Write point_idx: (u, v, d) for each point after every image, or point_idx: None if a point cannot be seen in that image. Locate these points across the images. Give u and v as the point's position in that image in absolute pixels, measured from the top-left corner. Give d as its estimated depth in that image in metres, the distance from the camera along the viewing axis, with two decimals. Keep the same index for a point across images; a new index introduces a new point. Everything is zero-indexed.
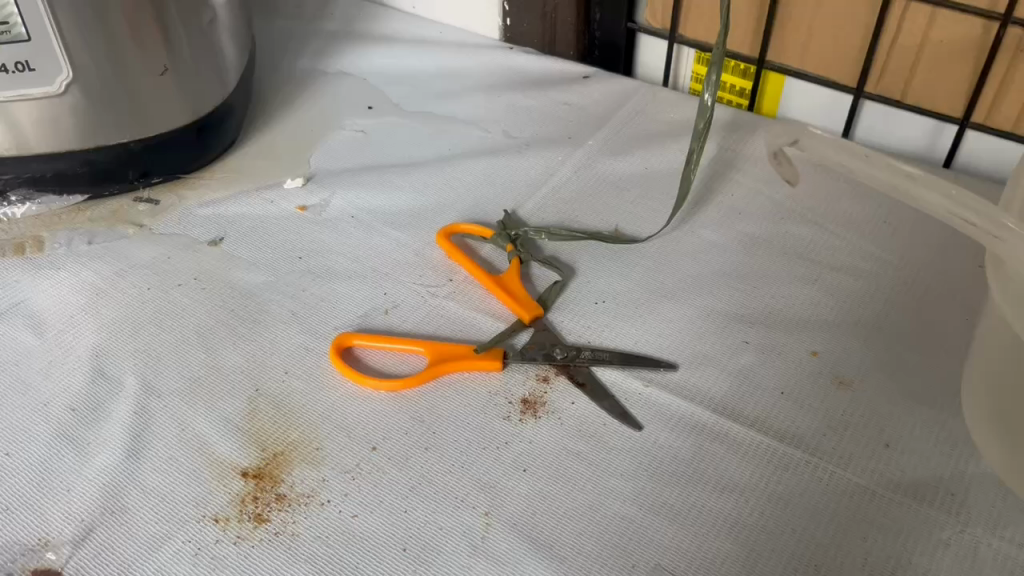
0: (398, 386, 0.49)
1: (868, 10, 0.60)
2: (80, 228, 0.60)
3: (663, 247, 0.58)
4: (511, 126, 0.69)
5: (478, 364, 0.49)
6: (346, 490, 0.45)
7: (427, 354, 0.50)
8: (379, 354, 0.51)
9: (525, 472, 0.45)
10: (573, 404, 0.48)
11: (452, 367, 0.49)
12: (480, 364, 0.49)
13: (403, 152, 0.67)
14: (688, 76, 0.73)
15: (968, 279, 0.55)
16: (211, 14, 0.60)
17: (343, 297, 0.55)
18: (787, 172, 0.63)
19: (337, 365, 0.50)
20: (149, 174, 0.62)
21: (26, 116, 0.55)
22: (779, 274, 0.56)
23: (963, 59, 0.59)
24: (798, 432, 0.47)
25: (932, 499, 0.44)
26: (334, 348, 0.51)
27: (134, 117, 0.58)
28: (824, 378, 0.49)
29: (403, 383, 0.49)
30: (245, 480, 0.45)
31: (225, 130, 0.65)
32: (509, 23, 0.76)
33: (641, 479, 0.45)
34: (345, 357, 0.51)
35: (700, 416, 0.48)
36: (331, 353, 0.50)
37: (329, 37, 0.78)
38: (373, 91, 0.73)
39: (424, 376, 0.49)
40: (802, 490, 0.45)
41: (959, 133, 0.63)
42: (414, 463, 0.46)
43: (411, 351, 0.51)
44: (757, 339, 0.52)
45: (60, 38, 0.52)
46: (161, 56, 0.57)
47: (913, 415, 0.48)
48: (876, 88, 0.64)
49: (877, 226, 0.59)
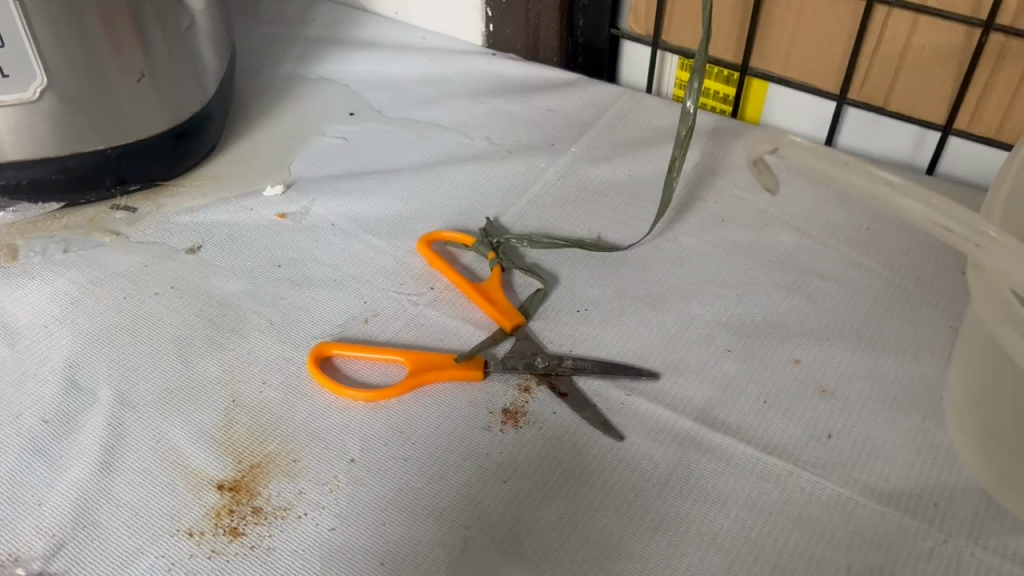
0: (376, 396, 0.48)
1: (849, 16, 0.60)
2: (56, 236, 0.59)
3: (645, 255, 0.58)
4: (494, 133, 0.68)
5: (458, 374, 0.49)
6: (324, 502, 0.44)
7: (407, 364, 0.50)
8: (355, 365, 0.51)
9: (505, 483, 0.45)
10: (555, 413, 0.48)
11: (431, 377, 0.49)
12: (460, 373, 0.49)
13: (384, 159, 0.66)
14: (671, 83, 0.72)
15: (951, 286, 0.54)
16: (188, 19, 0.59)
17: (322, 306, 0.54)
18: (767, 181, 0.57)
19: (316, 375, 0.49)
20: (126, 181, 0.61)
21: (3, 123, 0.54)
22: (762, 282, 0.55)
23: (946, 66, 0.59)
24: (780, 442, 0.47)
25: (915, 509, 0.43)
26: (312, 359, 0.50)
27: (111, 124, 0.57)
28: (806, 385, 0.49)
29: (381, 392, 0.48)
30: (220, 492, 0.44)
31: (204, 137, 0.64)
32: (493, 29, 0.76)
33: (623, 489, 0.45)
34: (324, 367, 0.50)
35: (682, 426, 0.47)
36: (310, 365, 0.50)
37: (311, 43, 0.78)
38: (354, 97, 0.72)
39: (403, 387, 0.48)
40: (785, 500, 0.44)
41: (942, 139, 0.63)
42: (393, 474, 0.45)
43: (389, 361, 0.50)
44: (739, 347, 0.51)
45: (34, 45, 0.52)
46: (137, 62, 0.56)
47: (895, 423, 0.47)
48: (859, 95, 0.64)
49: (860, 233, 0.58)
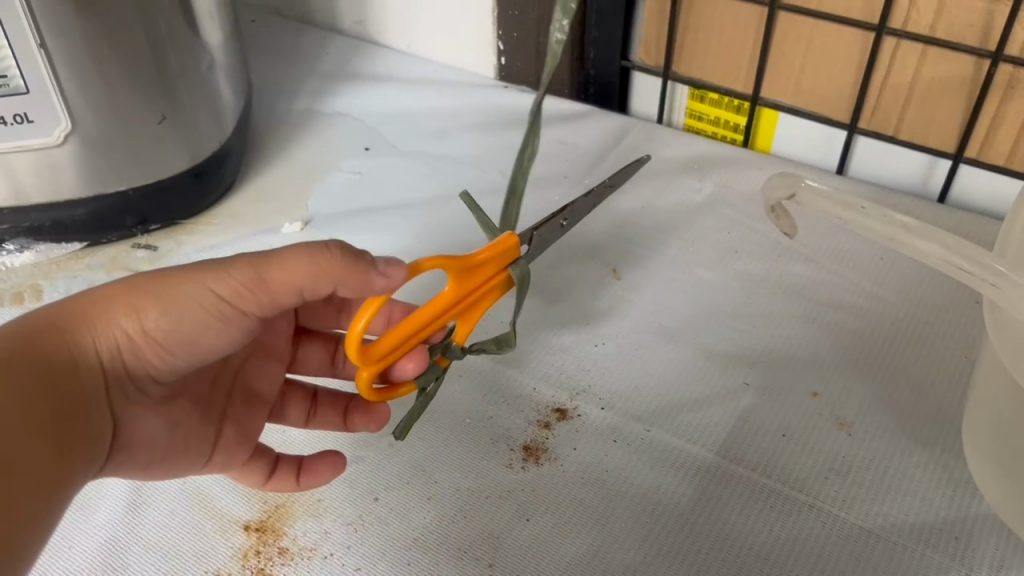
0: (455, 272, 0.40)
1: (860, 47, 0.61)
2: (78, 275, 0.60)
3: (660, 288, 0.58)
4: (507, 166, 0.69)
5: (502, 251, 0.42)
6: (348, 542, 0.45)
7: (463, 334, 0.43)
8: (405, 369, 0.44)
9: (528, 521, 0.45)
10: (575, 450, 0.48)
11: (495, 283, 0.43)
12: (501, 247, 0.42)
13: (400, 195, 0.67)
14: (683, 112, 0.73)
15: (966, 317, 0.55)
16: (207, 60, 0.60)
17: (297, 445, 0.50)
18: (785, 225, 0.58)
19: (370, 316, 0.38)
20: (147, 221, 0.62)
21: (27, 166, 0.55)
22: (779, 314, 0.56)
23: (955, 96, 0.60)
24: (800, 475, 0.47)
25: (936, 543, 0.44)
26: (348, 338, 0.40)
27: (133, 167, 0.58)
28: (825, 419, 0.50)
29: (459, 293, 0.41)
30: (247, 534, 0.45)
31: (223, 174, 0.65)
32: (504, 61, 0.76)
33: (645, 526, 0.45)
34: (375, 362, 0.41)
35: (705, 460, 0.48)
36: (357, 334, 0.39)
37: (325, 77, 0.79)
38: (369, 131, 0.73)
39: (475, 267, 0.41)
40: (807, 534, 0.44)
41: (953, 168, 0.63)
42: (415, 514, 0.46)
43: (439, 354, 0.43)
44: (757, 380, 0.52)
45: (59, 90, 0.53)
46: (158, 104, 0.57)
47: (913, 457, 0.48)
48: (870, 124, 0.64)
49: (873, 262, 0.59)
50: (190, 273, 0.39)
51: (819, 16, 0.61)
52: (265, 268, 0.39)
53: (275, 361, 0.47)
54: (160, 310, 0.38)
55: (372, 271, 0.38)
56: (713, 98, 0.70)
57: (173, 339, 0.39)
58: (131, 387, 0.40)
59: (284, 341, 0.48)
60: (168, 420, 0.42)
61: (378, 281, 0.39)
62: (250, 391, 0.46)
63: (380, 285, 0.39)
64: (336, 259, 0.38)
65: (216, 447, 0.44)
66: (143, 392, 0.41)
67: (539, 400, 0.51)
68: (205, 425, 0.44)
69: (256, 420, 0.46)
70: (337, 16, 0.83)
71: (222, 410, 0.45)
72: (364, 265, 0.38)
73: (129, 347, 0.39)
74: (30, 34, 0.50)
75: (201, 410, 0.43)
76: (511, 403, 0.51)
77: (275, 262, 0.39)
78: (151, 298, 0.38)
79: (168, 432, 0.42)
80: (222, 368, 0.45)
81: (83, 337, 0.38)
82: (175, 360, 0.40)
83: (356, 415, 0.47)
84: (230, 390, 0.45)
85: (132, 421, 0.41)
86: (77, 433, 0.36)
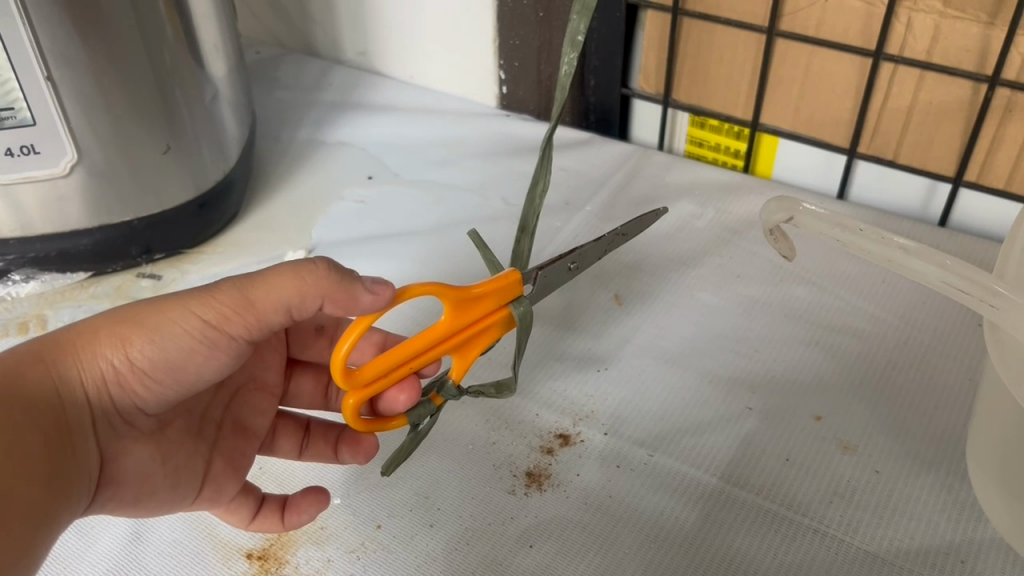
0: (450, 302, 0.41)
1: (857, 72, 0.62)
2: (82, 305, 0.61)
3: (662, 313, 0.58)
4: (509, 194, 0.70)
5: (503, 286, 0.42)
6: (351, 570, 0.45)
7: (459, 371, 0.43)
8: (395, 401, 0.43)
9: (531, 548, 0.45)
10: (578, 476, 0.48)
11: (495, 318, 0.43)
12: (503, 282, 0.42)
13: (403, 222, 0.68)
14: (683, 139, 0.73)
15: (967, 339, 0.55)
16: (212, 90, 0.61)
17: (299, 473, 0.50)
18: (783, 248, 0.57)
19: (356, 337, 0.38)
20: (150, 250, 0.62)
21: (33, 198, 0.56)
22: (781, 338, 0.56)
23: (953, 121, 0.60)
24: (804, 499, 0.47)
25: (942, 566, 0.44)
26: (334, 361, 0.40)
27: (139, 197, 0.59)
28: (829, 443, 0.49)
29: (454, 325, 0.41)
30: (249, 562, 0.45)
31: (226, 205, 0.65)
32: (506, 90, 0.77)
33: (650, 550, 0.45)
34: (362, 388, 0.41)
35: (710, 486, 0.48)
36: (341, 357, 0.39)
37: (328, 107, 0.80)
38: (372, 160, 0.74)
39: (471, 300, 0.41)
40: (812, 558, 0.44)
41: (953, 192, 0.63)
42: (418, 541, 0.46)
43: (435, 391, 0.44)
44: (759, 405, 0.52)
45: (66, 121, 0.54)
46: (163, 134, 0.58)
47: (918, 479, 0.47)
48: (869, 149, 0.65)
49: (876, 285, 0.59)
50: (175, 301, 0.39)
51: (815, 42, 0.62)
52: (251, 287, 0.39)
53: (264, 395, 0.47)
54: (145, 338, 0.39)
55: (358, 285, 0.39)
56: (713, 124, 0.70)
57: (160, 367, 0.39)
58: (117, 420, 0.40)
59: (276, 374, 0.48)
60: (158, 451, 0.42)
61: (365, 297, 0.39)
62: (238, 421, 0.46)
63: (366, 302, 0.39)
64: (322, 272, 0.39)
65: (205, 477, 0.44)
66: (131, 425, 0.41)
67: (542, 426, 0.51)
68: (195, 455, 0.43)
69: (246, 451, 0.46)
70: (340, 47, 0.84)
71: (211, 442, 0.45)
72: (349, 279, 0.39)
73: (115, 378, 0.39)
74: (38, 67, 0.51)
75: (191, 441, 0.43)
76: (514, 430, 0.51)
77: (261, 281, 0.39)
78: (137, 328, 0.39)
79: (158, 463, 0.42)
80: (212, 402, 0.45)
81: (68, 371, 0.38)
82: (162, 390, 0.40)
83: (344, 446, 0.47)
84: (219, 423, 0.45)
85: (119, 455, 0.41)
86: (63, 466, 0.36)
